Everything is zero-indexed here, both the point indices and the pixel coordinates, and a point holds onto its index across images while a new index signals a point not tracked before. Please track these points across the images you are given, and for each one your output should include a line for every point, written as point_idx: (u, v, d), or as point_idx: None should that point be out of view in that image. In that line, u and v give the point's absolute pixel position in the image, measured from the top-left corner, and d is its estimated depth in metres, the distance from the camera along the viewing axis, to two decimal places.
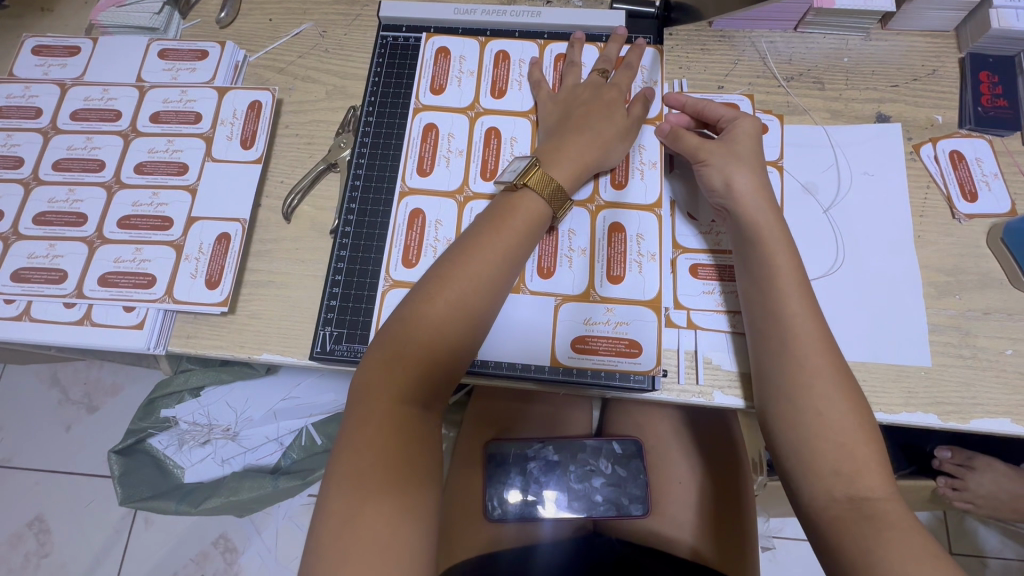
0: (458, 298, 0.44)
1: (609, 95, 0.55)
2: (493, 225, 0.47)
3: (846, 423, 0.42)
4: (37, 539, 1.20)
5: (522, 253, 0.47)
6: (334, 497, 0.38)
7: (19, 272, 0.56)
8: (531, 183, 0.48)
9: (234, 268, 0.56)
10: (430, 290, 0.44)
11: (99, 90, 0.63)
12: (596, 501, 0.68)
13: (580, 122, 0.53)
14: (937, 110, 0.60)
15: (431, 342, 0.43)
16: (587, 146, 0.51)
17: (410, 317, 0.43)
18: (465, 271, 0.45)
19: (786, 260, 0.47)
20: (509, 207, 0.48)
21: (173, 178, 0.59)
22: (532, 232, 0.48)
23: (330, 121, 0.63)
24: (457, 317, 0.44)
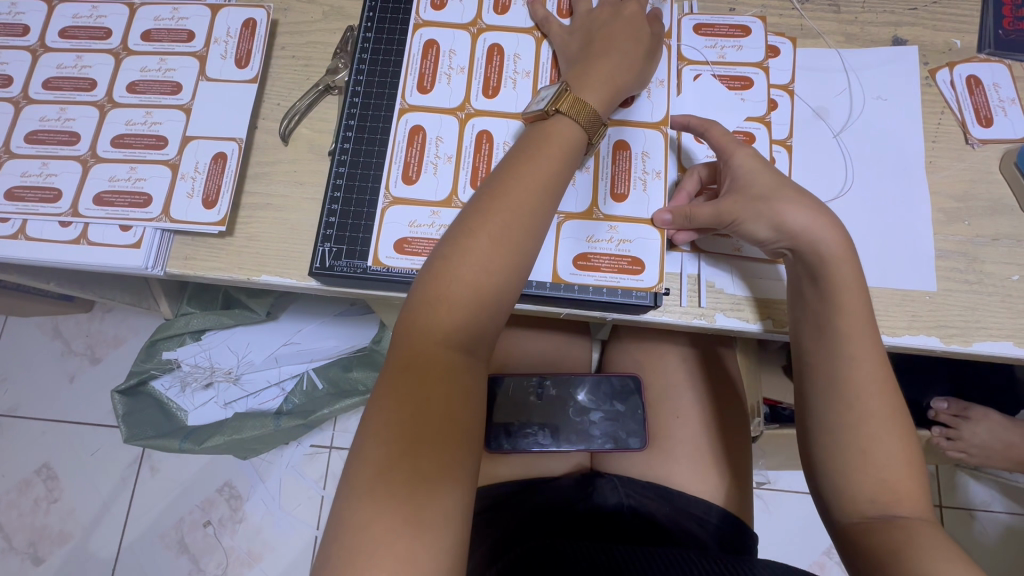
0: (490, 246, 0.42)
1: (631, 11, 0.52)
2: (521, 170, 0.44)
3: (890, 444, 0.41)
4: (46, 484, 1.22)
5: (554, 194, 0.45)
6: (374, 439, 0.37)
7: (12, 190, 0.55)
8: (564, 109, 0.46)
9: (232, 188, 0.55)
10: (470, 228, 0.42)
11: (88, 7, 0.61)
12: (594, 436, 0.67)
13: (605, 44, 0.50)
14: (956, 34, 0.58)
15: (463, 293, 0.41)
16: (616, 69, 0.49)
17: (448, 254, 0.42)
18: (496, 219, 0.42)
19: (830, 251, 0.45)
20: (540, 150, 0.45)
21: (167, 98, 0.57)
22: (565, 173, 0.46)
23: (327, 43, 0.61)
24: (490, 265, 0.42)
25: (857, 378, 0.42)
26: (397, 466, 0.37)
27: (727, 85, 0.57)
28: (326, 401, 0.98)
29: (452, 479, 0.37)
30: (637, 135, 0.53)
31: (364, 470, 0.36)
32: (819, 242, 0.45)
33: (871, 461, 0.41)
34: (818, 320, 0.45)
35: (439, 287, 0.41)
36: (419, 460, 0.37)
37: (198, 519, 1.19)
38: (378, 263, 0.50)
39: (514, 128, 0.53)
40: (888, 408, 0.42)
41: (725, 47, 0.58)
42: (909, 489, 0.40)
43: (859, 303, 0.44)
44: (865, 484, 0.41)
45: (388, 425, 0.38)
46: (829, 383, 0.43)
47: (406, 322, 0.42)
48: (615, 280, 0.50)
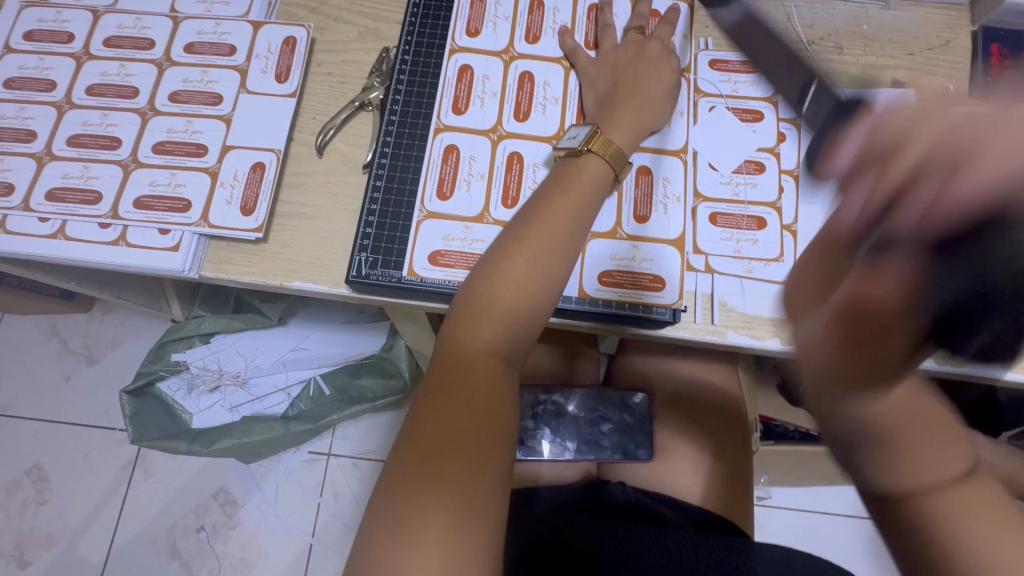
0: (527, 271, 0.45)
1: (654, 53, 0.57)
2: (558, 200, 0.48)
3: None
4: (38, 486, 1.20)
5: (587, 223, 0.48)
6: (416, 439, 0.41)
7: (53, 191, 0.57)
8: (595, 149, 0.50)
9: (269, 197, 0.57)
10: (508, 251, 0.46)
11: (133, 19, 0.63)
12: (603, 445, 0.69)
13: (631, 86, 0.54)
14: (949, 79, 0.63)
15: (503, 314, 0.45)
16: (641, 111, 0.54)
17: (489, 276, 0.46)
18: (534, 245, 0.46)
19: None
20: (572, 182, 0.49)
21: (208, 108, 0.60)
22: (596, 203, 0.49)
23: (362, 62, 0.64)
24: (528, 288, 0.45)
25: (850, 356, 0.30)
26: (441, 473, 0.39)
27: (739, 118, 0.61)
28: (334, 406, 1.02)
29: (493, 484, 0.40)
30: (658, 159, 0.57)
31: (406, 472, 0.39)
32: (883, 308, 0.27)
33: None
34: None
35: (482, 308, 0.45)
36: (462, 469, 0.39)
37: (194, 523, 1.18)
38: (414, 274, 0.53)
39: (544, 151, 0.56)
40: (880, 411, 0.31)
41: (738, 82, 0.63)
42: None
43: None
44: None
45: (433, 434, 0.40)
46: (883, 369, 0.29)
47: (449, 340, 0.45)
48: (637, 296, 0.53)
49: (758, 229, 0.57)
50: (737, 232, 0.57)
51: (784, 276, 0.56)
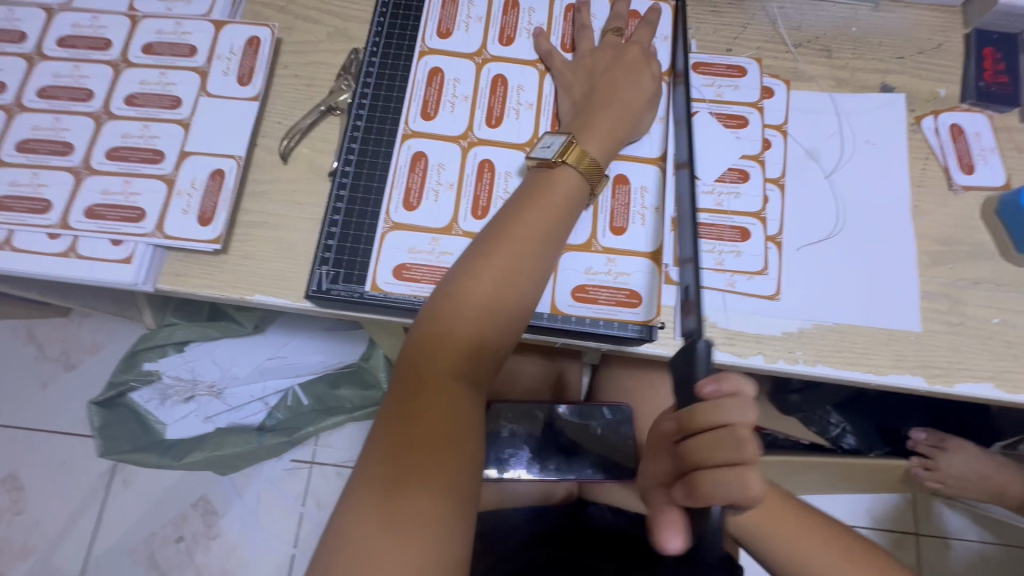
0: (498, 281, 0.44)
1: (633, 56, 0.54)
2: (533, 210, 0.47)
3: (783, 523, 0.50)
4: (10, 496, 1.17)
5: (560, 237, 0.47)
6: (379, 461, 0.39)
7: (0, 200, 0.54)
8: (570, 161, 0.48)
9: (229, 206, 0.54)
10: (476, 265, 0.44)
11: (89, 17, 0.60)
12: (583, 463, 0.64)
13: (607, 94, 0.52)
14: (940, 84, 0.61)
15: (471, 326, 0.43)
16: (617, 121, 0.51)
17: (456, 291, 0.43)
18: (506, 255, 0.44)
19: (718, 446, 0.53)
20: (546, 194, 0.47)
21: (166, 112, 0.57)
22: (571, 217, 0.48)
23: (330, 64, 0.61)
24: (498, 299, 0.44)
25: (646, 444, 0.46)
26: (408, 494, 0.37)
27: (722, 124, 0.58)
28: (311, 417, 0.98)
29: (459, 506, 0.38)
30: (639, 167, 0.54)
31: (369, 494, 0.37)
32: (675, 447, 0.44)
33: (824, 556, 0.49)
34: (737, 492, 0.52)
35: (448, 318, 0.43)
36: (427, 490, 0.38)
37: (171, 535, 1.15)
38: (377, 289, 0.50)
39: (517, 159, 0.53)
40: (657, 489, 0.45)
41: (722, 86, 0.60)
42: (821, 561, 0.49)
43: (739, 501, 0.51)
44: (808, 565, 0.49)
45: (395, 446, 0.39)
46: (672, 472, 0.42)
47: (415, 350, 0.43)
48: (614, 313, 0.50)
49: (742, 240, 0.55)
50: (719, 244, 0.55)
51: (768, 289, 0.54)
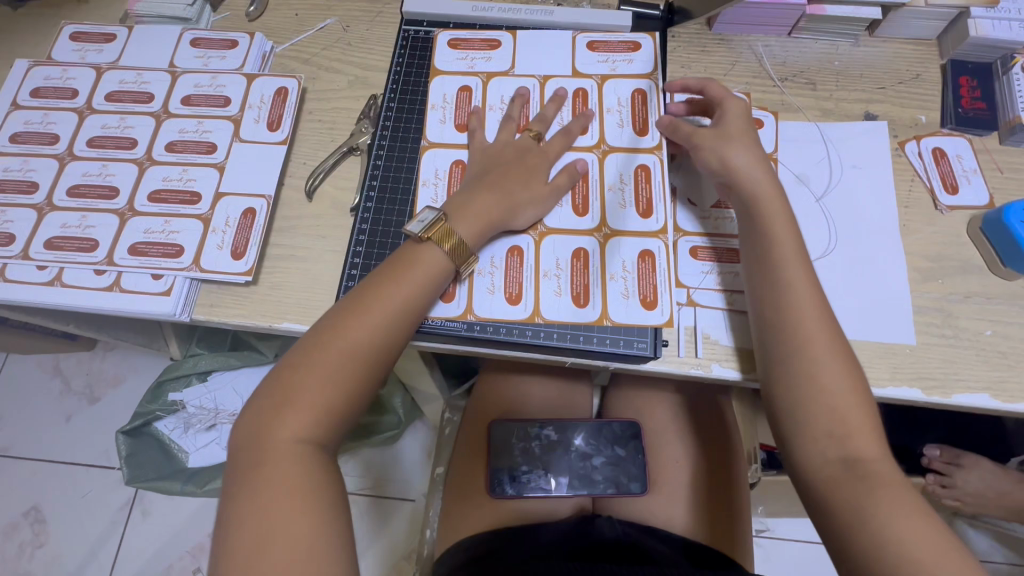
0: (355, 342, 0.46)
1: (534, 160, 0.58)
2: (406, 263, 0.50)
3: (862, 423, 0.45)
4: (32, 529, 1.19)
5: (418, 306, 0.50)
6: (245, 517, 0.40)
7: (51, 240, 0.59)
8: (434, 239, 0.51)
9: (259, 241, 0.59)
10: (323, 332, 0.47)
11: (134, 74, 0.66)
12: (595, 480, 0.71)
13: (505, 172, 0.56)
14: (921, 111, 0.65)
15: (332, 380, 0.45)
16: (514, 192, 0.55)
17: (304, 356, 0.46)
18: (360, 319, 0.47)
19: (788, 238, 0.51)
20: (405, 266, 0.50)
21: (203, 157, 0.62)
22: (433, 286, 0.50)
23: (351, 108, 0.66)
24: (356, 340, 0.46)
25: (773, 230, 0.51)
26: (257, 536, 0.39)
27: None
28: None
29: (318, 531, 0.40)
30: (620, 167, 0.59)
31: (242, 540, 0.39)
32: (754, 177, 0.54)
33: (854, 493, 0.43)
34: (764, 270, 0.51)
35: (316, 354, 0.45)
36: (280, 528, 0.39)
37: (189, 565, 1.16)
38: None
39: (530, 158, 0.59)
40: (794, 239, 0.51)
41: None
42: (857, 418, 0.45)
43: (809, 301, 0.49)
44: (825, 478, 0.44)
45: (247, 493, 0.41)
46: (735, 172, 0.54)
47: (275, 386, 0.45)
48: (555, 314, 0.54)
49: (655, 270, 0.55)
50: (634, 274, 0.55)
51: (664, 321, 0.54)
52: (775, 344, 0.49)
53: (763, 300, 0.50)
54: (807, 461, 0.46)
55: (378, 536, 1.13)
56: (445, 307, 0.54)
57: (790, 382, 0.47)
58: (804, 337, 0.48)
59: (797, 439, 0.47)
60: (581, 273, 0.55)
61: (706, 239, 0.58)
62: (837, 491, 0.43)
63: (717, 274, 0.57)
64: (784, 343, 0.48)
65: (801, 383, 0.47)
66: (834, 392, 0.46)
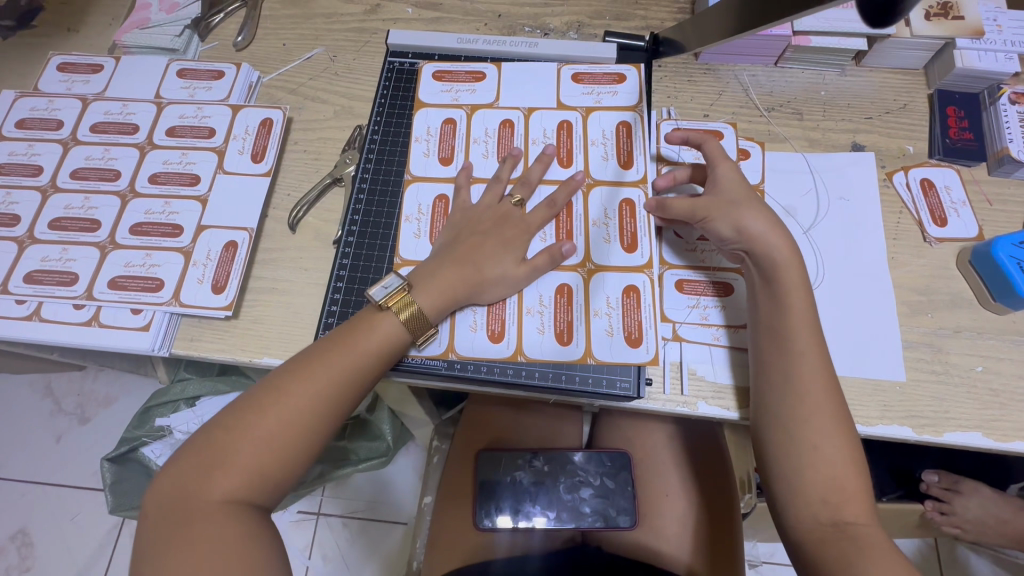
0: (286, 417, 0.45)
1: (512, 231, 0.56)
2: (360, 329, 0.50)
3: (857, 488, 0.45)
4: (18, 553, 1.18)
5: (361, 378, 0.48)
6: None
7: (31, 273, 0.58)
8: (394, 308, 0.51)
9: (240, 274, 0.58)
10: (260, 401, 0.45)
11: (119, 105, 0.66)
12: (584, 513, 0.68)
13: (488, 227, 0.56)
14: (909, 141, 0.64)
15: (264, 452, 0.44)
16: (493, 248, 0.55)
17: (237, 424, 0.45)
18: (294, 394, 0.46)
19: (796, 301, 0.50)
20: (354, 336, 0.49)
21: (186, 189, 0.62)
22: (380, 361, 0.50)
23: (337, 139, 0.66)
24: (291, 412, 0.45)
25: (789, 300, 0.50)
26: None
27: None
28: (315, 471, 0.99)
29: None
30: (605, 202, 0.59)
31: None
32: (773, 243, 0.52)
33: (842, 553, 0.43)
34: (769, 334, 0.50)
35: (246, 425, 0.44)
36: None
37: None
38: None
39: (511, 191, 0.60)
40: (809, 307, 0.50)
41: None
42: (853, 485, 0.45)
43: (813, 367, 0.48)
44: (815, 536, 0.45)
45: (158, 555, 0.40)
46: (749, 238, 0.52)
47: (209, 439, 0.44)
48: (537, 353, 0.54)
49: (640, 307, 0.54)
50: (619, 311, 0.54)
51: (649, 359, 0.53)
52: (776, 413, 0.48)
53: (772, 367, 0.49)
54: (796, 519, 0.46)
55: (369, 561, 1.11)
56: (426, 344, 0.54)
57: (793, 450, 0.47)
58: (809, 411, 0.47)
59: (790, 500, 0.46)
60: (565, 309, 0.55)
61: (693, 272, 0.58)
62: (827, 551, 0.44)
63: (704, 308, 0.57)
64: (790, 407, 0.48)
65: (801, 454, 0.46)
66: (833, 462, 0.46)
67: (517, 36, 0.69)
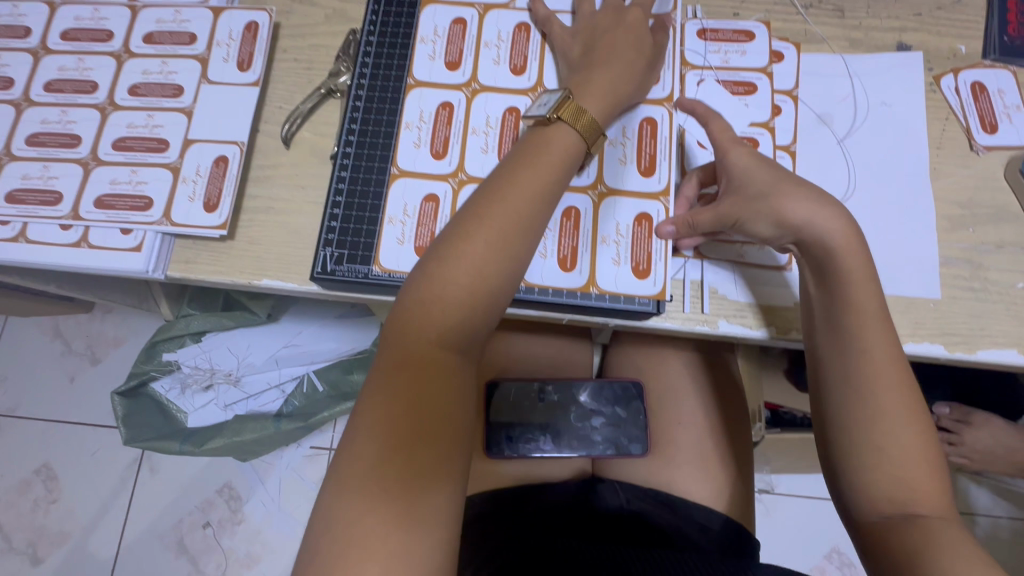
0: (490, 249, 0.42)
1: (607, 76, 0.49)
2: (452, 261, 0.42)
3: (915, 458, 0.40)
4: (45, 486, 1.21)
5: (551, 204, 0.45)
6: (371, 431, 0.38)
7: (13, 193, 0.55)
8: (565, 116, 0.46)
9: (232, 192, 0.54)
10: (466, 232, 0.43)
11: (89, 10, 0.60)
12: (594, 441, 0.67)
13: (607, 51, 0.50)
14: (961, 40, 0.58)
15: (469, 289, 0.42)
16: (617, 77, 0.49)
17: (449, 255, 0.42)
18: (497, 220, 0.43)
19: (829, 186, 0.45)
20: (541, 160, 0.45)
21: (169, 101, 0.57)
22: (563, 183, 0.46)
23: (329, 46, 0.60)
24: (499, 234, 0.43)
25: (852, 291, 0.43)
26: (410, 465, 0.38)
27: (729, 91, 0.57)
28: (326, 403, 0.99)
29: (440, 463, 0.39)
30: (624, 118, 0.54)
31: (366, 455, 0.37)
32: (828, 226, 0.44)
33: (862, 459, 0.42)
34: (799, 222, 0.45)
35: (451, 267, 0.42)
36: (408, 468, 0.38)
37: (198, 520, 1.18)
38: (381, 267, 0.51)
39: (522, 104, 0.54)
40: (863, 248, 0.44)
41: (729, 52, 0.58)
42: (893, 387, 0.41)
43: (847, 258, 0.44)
44: (878, 526, 0.40)
45: (398, 411, 0.39)
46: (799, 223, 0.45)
47: (362, 450, 0.37)
48: (539, 277, 0.51)
49: (651, 236, 0.51)
50: (628, 239, 0.51)
51: (657, 292, 0.50)
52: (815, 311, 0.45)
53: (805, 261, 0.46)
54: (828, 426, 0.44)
55: None
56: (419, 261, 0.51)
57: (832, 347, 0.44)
58: (852, 349, 0.43)
59: (845, 477, 0.42)
60: (571, 233, 0.51)
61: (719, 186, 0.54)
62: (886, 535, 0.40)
63: None
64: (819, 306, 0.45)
65: (854, 421, 0.42)
66: (889, 434, 0.41)
67: None
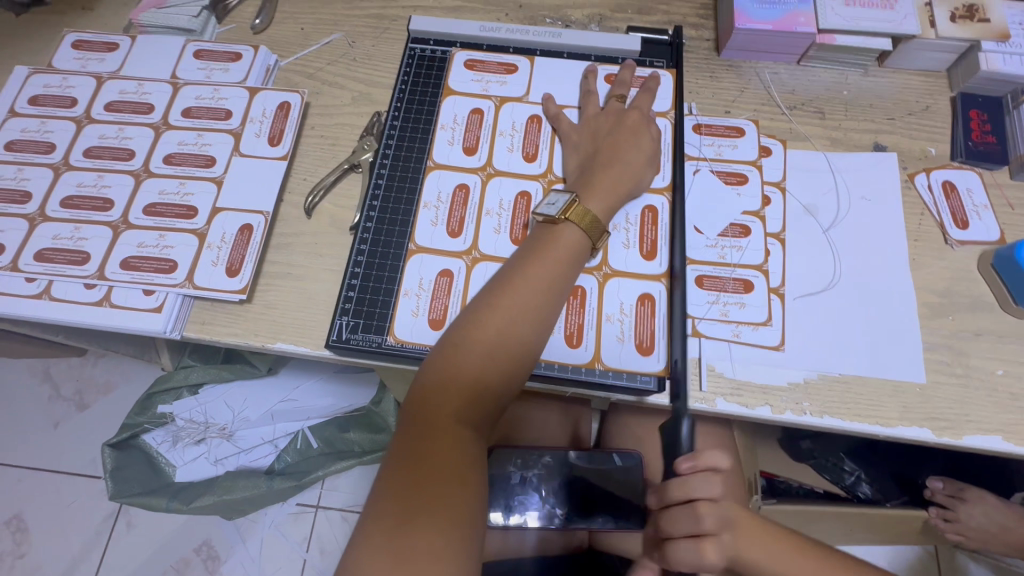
0: (500, 331, 0.45)
1: (613, 174, 0.54)
2: (469, 336, 0.45)
3: None
4: (13, 538, 1.16)
5: (561, 288, 0.48)
6: (383, 505, 0.39)
7: (42, 251, 0.57)
8: (572, 217, 0.51)
9: (255, 258, 0.57)
10: (477, 316, 0.46)
11: (135, 85, 0.65)
12: (594, 515, 0.63)
13: (611, 150, 0.56)
14: (931, 143, 0.64)
15: (481, 368, 0.44)
16: (620, 176, 0.55)
17: (461, 339, 0.45)
18: (507, 304, 0.46)
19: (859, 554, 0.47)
20: (550, 248, 0.50)
21: (201, 170, 0.61)
22: (573, 269, 0.50)
23: (354, 125, 0.65)
24: (509, 317, 0.46)
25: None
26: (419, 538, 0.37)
27: (724, 181, 0.61)
28: (320, 462, 0.98)
29: (451, 539, 0.38)
30: (627, 206, 0.58)
31: (377, 528, 0.38)
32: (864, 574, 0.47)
33: None
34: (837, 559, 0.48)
35: (463, 347, 0.45)
36: (418, 541, 0.37)
37: None
38: (395, 338, 0.53)
39: (533, 189, 0.58)
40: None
41: (722, 145, 0.63)
42: None
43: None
44: None
45: (408, 481, 0.40)
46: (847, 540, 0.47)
47: (377, 518, 0.38)
48: (546, 352, 0.53)
49: (653, 316, 0.54)
50: (631, 317, 0.54)
51: (660, 369, 0.52)
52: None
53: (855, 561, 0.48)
54: None
55: None
56: (433, 333, 0.54)
57: None
58: None
59: None
60: (577, 312, 0.54)
61: (714, 268, 0.58)
62: None
63: (722, 303, 0.56)
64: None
65: None
66: None
67: (540, 26, 0.68)
